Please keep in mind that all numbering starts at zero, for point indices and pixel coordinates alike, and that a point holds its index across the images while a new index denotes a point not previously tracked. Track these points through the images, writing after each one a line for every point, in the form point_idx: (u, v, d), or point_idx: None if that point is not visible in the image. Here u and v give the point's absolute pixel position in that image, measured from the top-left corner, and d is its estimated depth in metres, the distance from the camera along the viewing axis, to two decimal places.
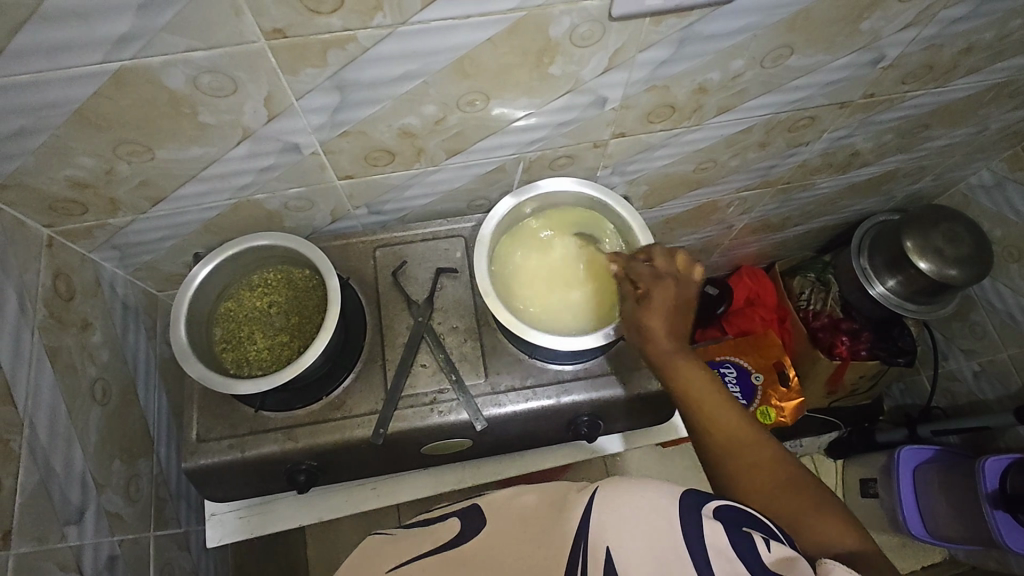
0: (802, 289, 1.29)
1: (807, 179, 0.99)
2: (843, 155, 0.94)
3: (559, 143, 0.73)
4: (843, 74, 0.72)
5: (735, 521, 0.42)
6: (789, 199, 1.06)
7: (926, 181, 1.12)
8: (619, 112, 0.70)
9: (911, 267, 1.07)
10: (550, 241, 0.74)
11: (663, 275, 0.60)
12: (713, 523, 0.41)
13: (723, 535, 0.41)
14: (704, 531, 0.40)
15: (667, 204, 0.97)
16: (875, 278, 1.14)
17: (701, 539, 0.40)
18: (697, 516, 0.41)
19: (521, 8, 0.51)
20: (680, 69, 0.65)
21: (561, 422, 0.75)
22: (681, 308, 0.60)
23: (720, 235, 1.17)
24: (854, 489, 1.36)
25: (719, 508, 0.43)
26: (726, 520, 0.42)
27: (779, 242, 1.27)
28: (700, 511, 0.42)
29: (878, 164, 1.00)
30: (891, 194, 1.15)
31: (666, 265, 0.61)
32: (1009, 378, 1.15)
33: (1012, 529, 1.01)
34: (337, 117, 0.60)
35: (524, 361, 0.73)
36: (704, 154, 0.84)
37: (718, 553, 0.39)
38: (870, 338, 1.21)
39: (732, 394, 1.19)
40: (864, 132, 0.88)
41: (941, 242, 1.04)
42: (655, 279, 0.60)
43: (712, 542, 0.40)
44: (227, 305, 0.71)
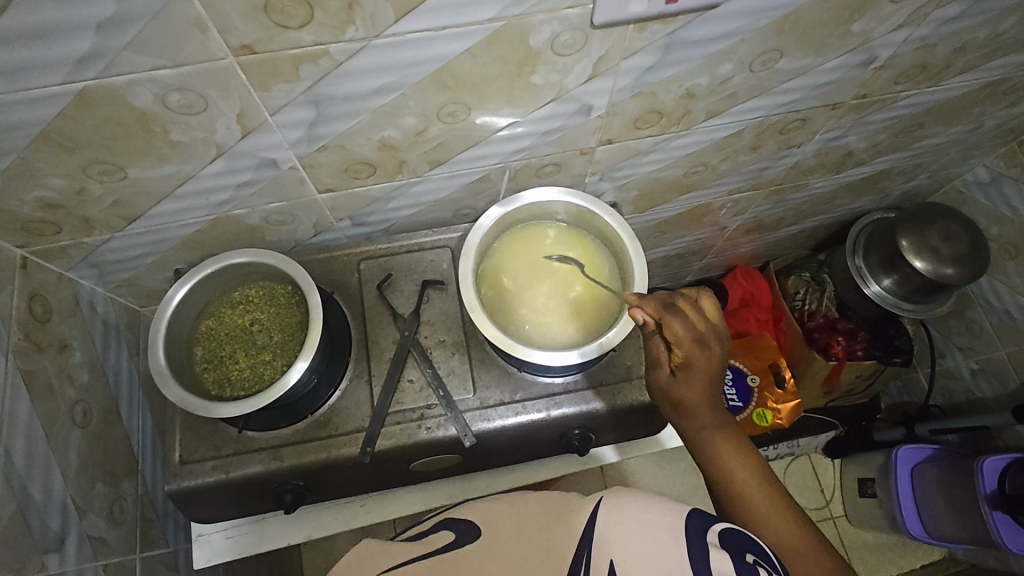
0: (797, 289, 1.27)
1: (801, 179, 0.98)
2: (837, 155, 0.92)
3: (545, 152, 0.71)
4: (835, 76, 0.71)
5: (739, 547, 0.42)
6: (782, 199, 1.05)
7: (921, 178, 1.11)
8: (605, 119, 0.68)
9: (906, 267, 1.06)
10: (537, 250, 0.73)
11: (702, 340, 0.57)
12: (719, 548, 0.41)
13: (727, 559, 0.40)
14: (708, 554, 0.40)
15: (658, 208, 0.95)
16: (871, 277, 1.13)
17: (705, 564, 0.39)
18: (702, 541, 0.41)
19: (499, 17, 0.49)
20: (667, 76, 0.63)
21: (553, 436, 0.73)
22: (719, 371, 0.59)
23: (714, 236, 1.15)
24: (852, 488, 1.35)
25: (723, 534, 0.42)
26: (730, 542, 0.42)
27: (774, 241, 1.26)
28: (705, 535, 0.42)
29: (872, 163, 0.99)
30: (885, 192, 1.13)
31: (705, 326, 0.58)
32: (1006, 376, 1.14)
33: (1012, 529, 1.00)
34: (314, 131, 0.58)
35: (514, 374, 0.72)
36: (694, 158, 0.82)
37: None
38: (867, 338, 1.20)
39: (729, 395, 1.18)
40: (857, 132, 0.86)
41: (937, 241, 1.03)
42: (693, 343, 0.57)
43: (715, 566, 0.39)
44: (208, 322, 0.69)
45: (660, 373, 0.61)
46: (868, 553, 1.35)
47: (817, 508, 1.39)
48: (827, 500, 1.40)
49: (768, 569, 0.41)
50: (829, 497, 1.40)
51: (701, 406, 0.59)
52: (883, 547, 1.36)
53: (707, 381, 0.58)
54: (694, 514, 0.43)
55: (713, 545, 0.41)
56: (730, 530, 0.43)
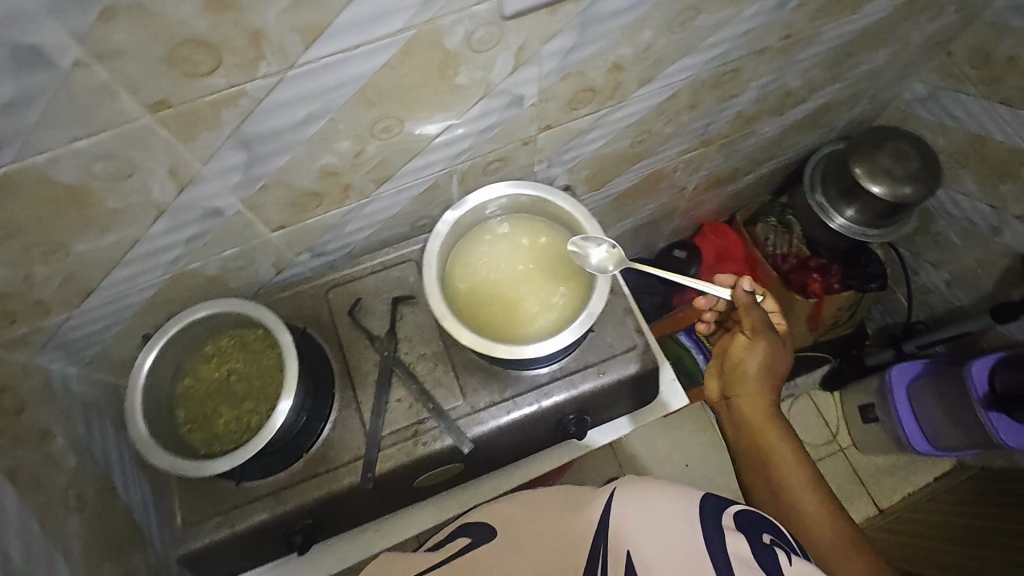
0: (766, 234, 1.31)
1: (746, 128, 0.99)
2: (776, 98, 0.94)
3: (487, 149, 0.71)
4: (755, 23, 0.71)
5: (756, 530, 0.45)
6: (733, 150, 1.06)
7: (863, 105, 1.13)
8: (539, 106, 0.68)
9: (865, 193, 1.08)
10: (498, 250, 0.73)
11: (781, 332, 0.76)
12: (734, 531, 0.43)
13: (743, 542, 0.42)
14: (725, 538, 0.42)
15: (613, 183, 0.96)
16: (834, 210, 1.14)
17: (722, 549, 0.41)
18: (718, 524, 0.43)
19: (408, 27, 0.49)
20: (590, 52, 0.63)
21: (550, 425, 0.74)
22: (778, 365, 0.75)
23: (675, 199, 1.16)
24: (854, 417, 1.38)
25: (738, 516, 0.45)
26: (745, 526, 0.45)
27: (735, 192, 1.27)
28: (720, 518, 0.44)
29: (812, 99, 1.00)
30: (832, 125, 1.15)
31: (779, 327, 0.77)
32: (978, 281, 1.17)
33: (1009, 427, 1.02)
34: (250, 172, 0.58)
35: (500, 373, 0.72)
36: (636, 127, 0.83)
37: (738, 560, 0.40)
38: (841, 271, 1.23)
39: None
40: (791, 72, 0.88)
41: (888, 162, 1.05)
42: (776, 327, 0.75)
43: (733, 551, 0.41)
44: (185, 382, 0.68)
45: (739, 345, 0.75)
46: (882, 477, 1.38)
47: (825, 444, 1.42)
48: (833, 434, 1.43)
49: (784, 549, 0.44)
50: (835, 431, 1.43)
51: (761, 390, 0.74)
52: (895, 468, 1.39)
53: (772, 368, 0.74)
54: (708, 498, 0.46)
55: (730, 523, 0.44)
56: (744, 512, 0.46)
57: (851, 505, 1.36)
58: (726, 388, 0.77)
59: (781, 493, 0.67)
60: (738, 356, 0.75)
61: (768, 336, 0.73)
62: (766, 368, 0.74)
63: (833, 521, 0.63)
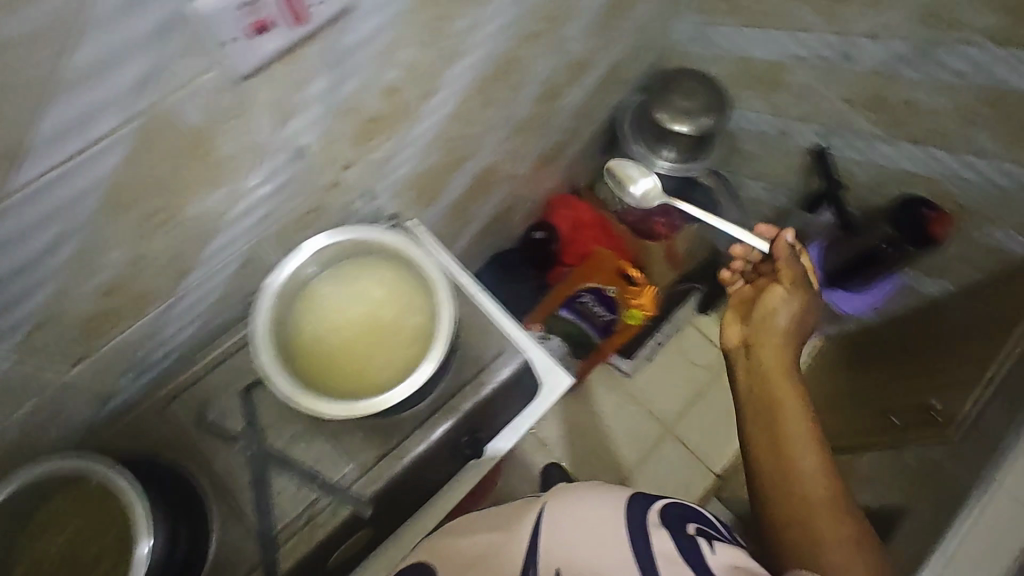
0: (608, 195, 1.39)
1: (549, 106, 1.02)
2: (564, 72, 0.97)
3: (290, 206, 0.67)
4: (511, 13, 0.72)
5: (682, 523, 0.56)
6: (546, 129, 1.09)
7: (647, 54, 1.20)
8: (326, 149, 0.65)
9: (674, 135, 1.19)
10: (341, 301, 0.67)
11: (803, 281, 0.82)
12: (659, 525, 0.55)
13: (667, 536, 0.54)
14: (651, 537, 0.53)
15: (443, 193, 0.95)
16: (654, 156, 1.22)
17: (647, 548, 0.53)
18: (644, 519, 0.55)
19: (128, 120, 0.44)
20: (355, 86, 0.61)
21: (447, 455, 0.72)
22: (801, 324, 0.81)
23: (512, 187, 1.19)
24: None
25: (664, 512, 0.57)
26: (670, 517, 0.57)
27: (567, 163, 1.32)
28: (647, 516, 0.56)
29: (598, 63, 1.05)
30: (627, 79, 1.22)
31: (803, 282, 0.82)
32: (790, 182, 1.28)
33: (847, 297, 1.18)
34: (7, 319, 0.50)
35: (380, 424, 0.70)
36: (441, 138, 0.82)
37: (663, 556, 0.52)
38: (681, 208, 1.31)
39: (599, 313, 1.31)
40: (567, 46, 0.91)
41: (684, 103, 1.17)
42: (793, 273, 0.81)
43: (658, 548, 0.53)
44: (21, 566, 0.59)
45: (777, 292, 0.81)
46: None
47: (718, 361, 1.54)
48: None
49: (707, 537, 0.55)
50: None
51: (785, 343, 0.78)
52: None
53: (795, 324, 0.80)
54: (637, 496, 0.59)
55: (656, 516, 0.56)
56: (670, 506, 0.58)
57: None
58: (749, 337, 0.81)
59: (781, 438, 0.69)
60: (774, 306, 0.80)
61: (811, 290, 0.82)
62: (795, 325, 0.80)
63: (826, 479, 0.66)
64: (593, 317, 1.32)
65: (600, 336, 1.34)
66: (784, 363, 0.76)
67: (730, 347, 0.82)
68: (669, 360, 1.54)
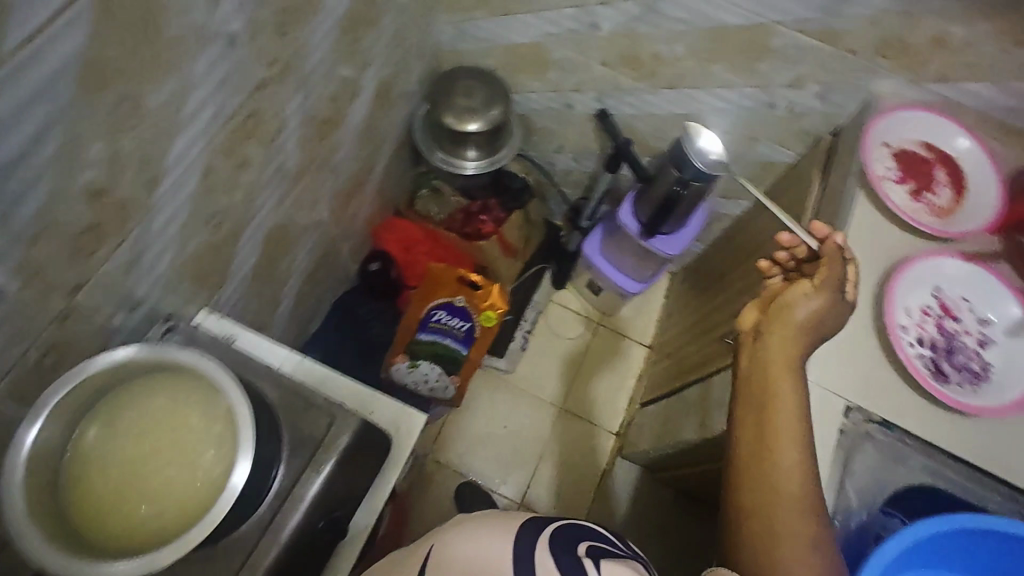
0: (427, 207, 1.37)
1: (324, 143, 0.96)
2: (326, 107, 0.91)
3: (12, 357, 0.56)
4: (223, 70, 0.64)
5: (572, 540, 0.55)
6: (332, 166, 1.03)
7: (417, 61, 1.18)
8: (34, 282, 0.54)
9: (469, 134, 1.20)
10: (171, 401, 0.59)
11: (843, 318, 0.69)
12: (547, 544, 0.54)
13: (552, 553, 0.53)
14: (533, 551, 0.53)
15: (233, 266, 0.86)
16: (461, 159, 1.24)
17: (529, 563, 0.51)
18: (531, 534, 0.55)
19: None
20: (36, 206, 0.50)
21: (308, 555, 0.66)
22: (823, 327, 0.69)
23: (320, 232, 1.12)
24: (588, 293, 1.58)
25: (555, 534, 0.55)
26: (560, 537, 0.55)
27: (376, 187, 1.28)
28: (537, 536, 0.55)
29: (363, 87, 1.01)
30: (405, 90, 1.19)
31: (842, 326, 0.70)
32: (591, 148, 1.34)
33: (669, 240, 1.23)
34: None
35: (216, 552, 0.62)
36: (198, 217, 0.73)
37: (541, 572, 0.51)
38: (496, 201, 1.35)
39: (457, 325, 1.29)
40: (316, 81, 0.84)
41: (465, 101, 1.17)
42: (840, 316, 0.69)
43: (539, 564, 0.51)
44: None
45: (803, 285, 0.70)
46: (633, 321, 1.61)
47: (584, 327, 1.60)
48: (586, 314, 1.61)
49: (593, 556, 0.53)
50: (585, 312, 1.61)
51: (795, 348, 0.67)
52: (639, 309, 1.62)
53: (812, 327, 0.68)
54: (533, 521, 0.57)
55: (543, 541, 0.53)
56: (561, 529, 0.57)
57: (628, 358, 1.57)
58: (761, 324, 0.71)
59: (765, 429, 0.64)
60: (794, 299, 0.69)
61: (831, 296, 0.68)
62: (814, 324, 0.68)
63: (801, 496, 0.60)
64: (452, 330, 1.30)
65: (466, 348, 1.32)
66: (790, 364, 0.67)
67: (742, 329, 0.73)
68: (542, 342, 1.57)
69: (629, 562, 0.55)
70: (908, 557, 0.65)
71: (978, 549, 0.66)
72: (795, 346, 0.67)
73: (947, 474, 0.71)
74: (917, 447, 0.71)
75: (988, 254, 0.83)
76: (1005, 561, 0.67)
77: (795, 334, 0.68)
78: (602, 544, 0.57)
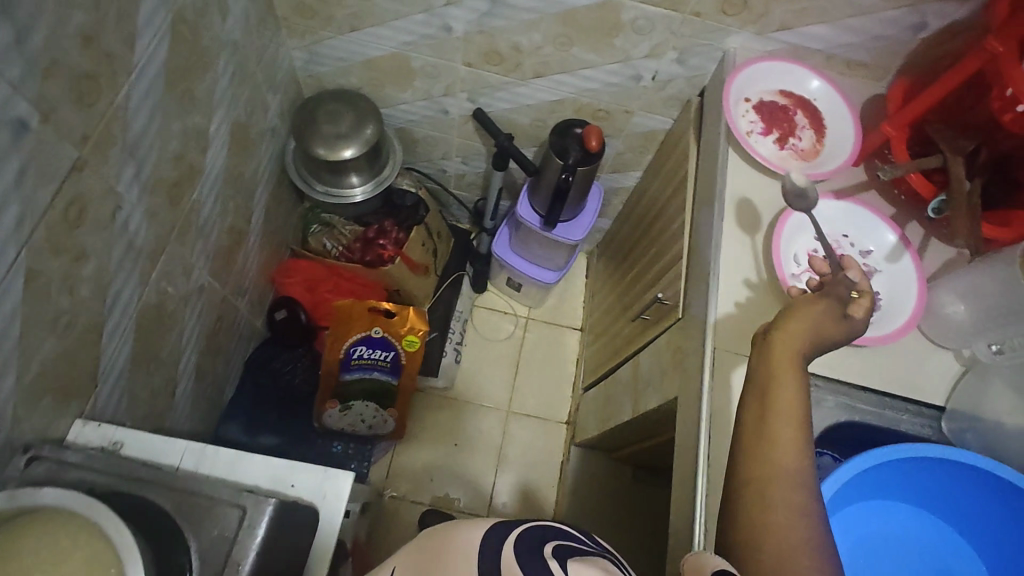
0: (321, 242, 1.30)
1: (181, 206, 0.88)
2: (171, 168, 0.83)
3: None
4: (17, 164, 0.56)
5: (537, 542, 0.48)
6: (199, 226, 0.95)
7: (272, 95, 1.10)
8: None
9: (346, 163, 1.14)
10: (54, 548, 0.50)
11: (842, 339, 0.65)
12: (514, 545, 0.46)
13: (518, 553, 0.45)
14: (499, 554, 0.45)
15: (105, 363, 0.78)
16: (345, 189, 1.19)
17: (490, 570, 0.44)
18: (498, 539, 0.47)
19: None
20: None
21: None
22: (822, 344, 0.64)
23: (206, 298, 1.03)
24: (511, 290, 1.56)
25: (524, 534, 0.48)
26: (529, 538, 0.48)
27: (260, 234, 1.20)
28: (506, 539, 0.47)
29: (213, 137, 0.93)
30: (266, 128, 1.11)
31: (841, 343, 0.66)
32: (477, 149, 1.31)
33: (570, 227, 1.24)
34: None
35: None
36: (39, 329, 0.64)
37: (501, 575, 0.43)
38: (392, 221, 1.29)
39: (381, 356, 1.23)
40: (150, 145, 0.76)
41: (332, 128, 1.11)
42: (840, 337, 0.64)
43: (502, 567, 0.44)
44: None
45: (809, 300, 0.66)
46: (561, 307, 1.61)
47: (514, 325, 1.58)
48: (513, 311, 1.59)
49: (560, 557, 0.46)
50: (512, 309, 1.59)
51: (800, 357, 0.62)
52: (563, 294, 1.62)
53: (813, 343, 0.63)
54: (495, 527, 0.49)
55: (508, 548, 0.46)
56: (531, 528, 0.50)
57: (564, 345, 1.57)
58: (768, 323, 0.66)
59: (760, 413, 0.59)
60: (793, 314, 0.64)
61: (829, 317, 0.64)
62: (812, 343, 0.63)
63: (795, 485, 0.55)
64: (377, 362, 1.24)
65: (396, 377, 1.27)
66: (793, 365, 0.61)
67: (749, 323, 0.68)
68: (476, 350, 1.55)
69: (600, 561, 0.48)
70: (846, 496, 0.67)
71: (935, 482, 0.67)
72: (797, 356, 0.62)
73: (860, 407, 0.74)
74: (828, 389, 0.74)
75: (856, 188, 0.87)
76: (943, 486, 0.67)
77: (800, 341, 0.63)
78: (571, 544, 0.50)
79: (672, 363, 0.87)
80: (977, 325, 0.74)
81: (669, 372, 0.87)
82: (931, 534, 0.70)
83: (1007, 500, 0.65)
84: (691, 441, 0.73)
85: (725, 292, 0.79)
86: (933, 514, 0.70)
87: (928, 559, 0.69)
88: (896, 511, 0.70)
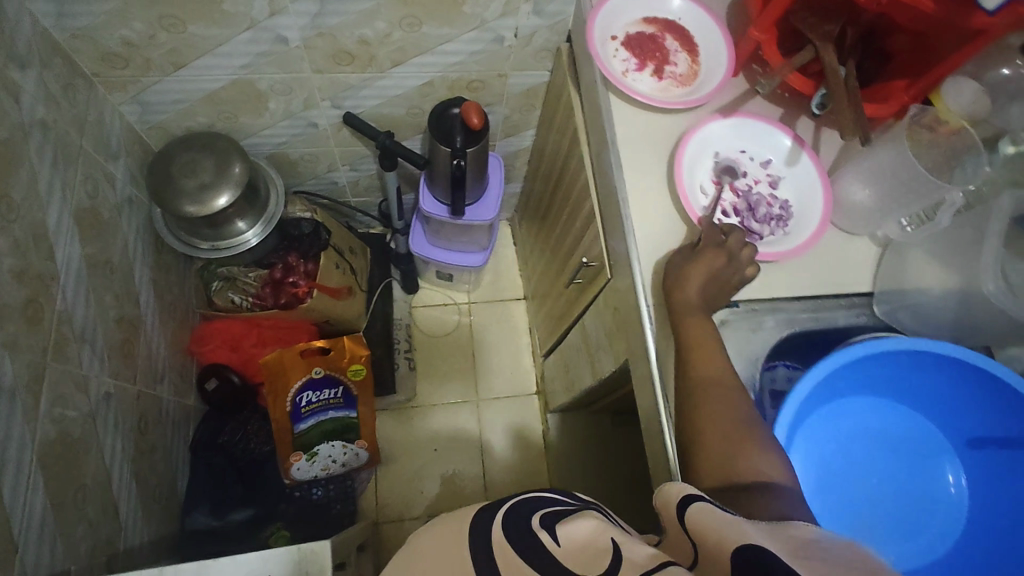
0: (227, 297, 1.19)
1: (48, 322, 0.78)
2: (17, 288, 0.73)
3: None
4: None
5: (528, 513, 0.49)
6: (80, 333, 0.85)
7: (114, 163, 0.98)
8: None
9: (224, 211, 1.02)
10: None
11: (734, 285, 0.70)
12: (503, 531, 0.47)
13: (510, 538, 0.46)
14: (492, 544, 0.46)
15: (22, 519, 0.70)
16: (235, 237, 1.08)
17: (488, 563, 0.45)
18: (488, 529, 0.48)
19: None
20: None
21: None
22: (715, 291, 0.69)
23: (119, 401, 0.94)
24: (443, 282, 1.51)
25: (513, 510, 0.49)
26: (518, 515, 0.49)
27: (158, 312, 1.10)
28: (498, 523, 0.48)
29: (58, 234, 0.82)
30: (121, 200, 1.00)
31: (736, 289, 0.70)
32: (361, 153, 1.22)
33: (478, 207, 1.19)
34: None
35: None
36: None
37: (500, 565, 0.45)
38: (296, 254, 1.19)
39: (331, 394, 1.19)
40: None
41: (196, 179, 0.99)
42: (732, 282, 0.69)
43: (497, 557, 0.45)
44: None
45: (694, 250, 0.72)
46: (498, 282, 1.58)
47: (457, 314, 1.54)
48: (452, 301, 1.55)
49: (549, 528, 0.47)
50: (451, 299, 1.55)
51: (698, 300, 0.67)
52: (496, 269, 1.58)
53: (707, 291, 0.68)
54: (482, 513, 0.51)
55: (496, 532, 0.47)
56: (519, 500, 0.51)
57: (511, 318, 1.55)
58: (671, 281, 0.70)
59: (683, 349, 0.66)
60: (686, 264, 0.70)
61: (716, 259, 0.69)
62: (712, 287, 0.68)
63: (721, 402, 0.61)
64: (329, 401, 1.19)
65: (353, 409, 1.22)
66: (690, 308, 0.67)
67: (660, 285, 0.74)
68: (427, 350, 1.51)
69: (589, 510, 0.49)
70: (814, 400, 0.70)
71: (893, 371, 0.70)
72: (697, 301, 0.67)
73: (797, 318, 0.75)
74: (766, 310, 0.75)
75: (740, 99, 0.85)
76: (901, 373, 0.70)
77: (696, 287, 0.68)
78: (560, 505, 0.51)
79: (614, 325, 0.86)
80: (884, 207, 0.75)
81: (615, 336, 0.86)
82: (903, 425, 0.73)
83: (966, 378, 0.67)
84: (649, 401, 0.73)
85: (646, 240, 0.76)
86: (901, 404, 0.73)
87: (902, 445, 0.72)
88: (864, 408, 0.72)
